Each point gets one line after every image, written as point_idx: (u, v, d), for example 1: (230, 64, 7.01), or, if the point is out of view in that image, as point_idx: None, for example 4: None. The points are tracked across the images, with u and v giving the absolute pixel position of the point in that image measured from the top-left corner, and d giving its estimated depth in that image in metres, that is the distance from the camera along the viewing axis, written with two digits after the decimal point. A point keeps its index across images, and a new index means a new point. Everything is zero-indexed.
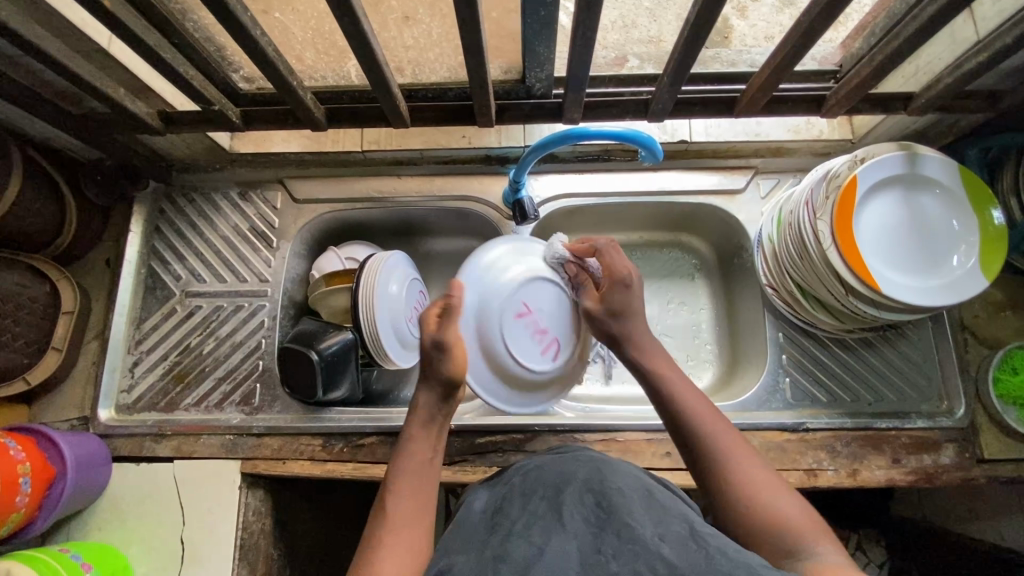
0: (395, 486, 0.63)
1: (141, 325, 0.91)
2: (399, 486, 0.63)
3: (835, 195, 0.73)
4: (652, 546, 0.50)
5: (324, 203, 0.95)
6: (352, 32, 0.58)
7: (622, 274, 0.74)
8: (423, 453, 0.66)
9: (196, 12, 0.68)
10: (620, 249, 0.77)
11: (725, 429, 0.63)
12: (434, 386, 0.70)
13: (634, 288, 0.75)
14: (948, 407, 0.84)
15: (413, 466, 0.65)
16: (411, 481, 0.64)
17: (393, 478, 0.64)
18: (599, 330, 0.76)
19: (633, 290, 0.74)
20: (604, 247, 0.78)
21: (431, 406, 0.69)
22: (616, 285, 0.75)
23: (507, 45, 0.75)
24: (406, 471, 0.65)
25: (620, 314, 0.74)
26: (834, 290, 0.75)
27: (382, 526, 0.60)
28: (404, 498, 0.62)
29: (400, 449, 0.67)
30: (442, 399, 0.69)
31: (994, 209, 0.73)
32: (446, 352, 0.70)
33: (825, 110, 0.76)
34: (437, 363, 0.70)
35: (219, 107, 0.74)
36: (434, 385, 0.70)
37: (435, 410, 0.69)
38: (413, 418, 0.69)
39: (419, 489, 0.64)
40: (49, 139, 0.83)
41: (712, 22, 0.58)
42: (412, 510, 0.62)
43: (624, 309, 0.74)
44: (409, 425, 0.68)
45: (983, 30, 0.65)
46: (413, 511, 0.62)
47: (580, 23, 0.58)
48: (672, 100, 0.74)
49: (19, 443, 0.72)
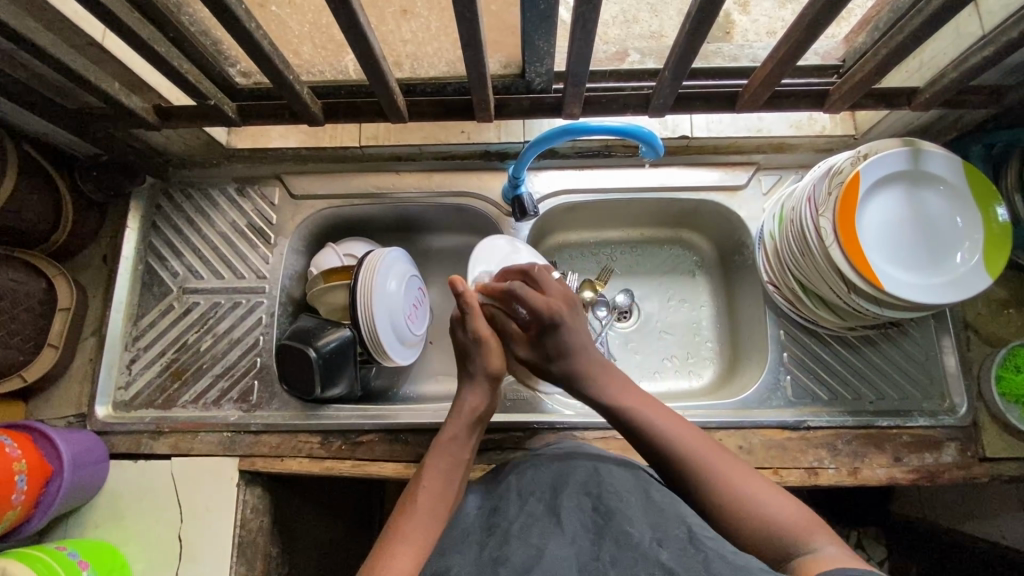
0: (428, 475, 0.64)
1: (138, 322, 0.91)
2: (431, 475, 0.64)
3: (837, 192, 0.72)
4: (650, 552, 0.49)
5: (322, 198, 0.94)
6: (348, 25, 0.57)
7: (547, 320, 0.71)
8: (460, 448, 0.67)
9: (190, 5, 0.67)
10: (545, 281, 0.75)
11: (696, 438, 0.62)
12: (482, 381, 0.71)
13: (563, 327, 0.71)
14: (950, 406, 0.83)
15: (448, 459, 0.66)
16: (440, 476, 0.64)
17: (426, 468, 0.65)
18: (546, 374, 0.74)
19: (563, 329, 0.71)
20: (520, 287, 0.73)
21: (476, 405, 0.71)
22: (547, 326, 0.71)
23: (506, 39, 0.73)
24: (441, 463, 0.65)
25: (560, 356, 0.71)
26: (836, 287, 0.75)
27: (408, 513, 0.60)
28: (436, 487, 0.63)
29: (436, 443, 0.67)
30: (485, 401, 0.71)
31: (998, 206, 0.73)
32: (488, 346, 0.72)
33: (828, 105, 0.75)
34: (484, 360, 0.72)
35: (215, 102, 0.73)
36: (481, 380, 0.71)
37: (480, 412, 0.70)
38: (456, 415, 0.70)
39: (449, 482, 0.64)
40: (44, 134, 0.82)
41: (713, 16, 0.57)
42: (439, 502, 0.62)
43: (561, 353, 0.71)
44: (451, 421, 0.69)
45: (989, 24, 0.64)
46: (440, 502, 0.62)
47: (580, 17, 0.57)
48: (673, 95, 0.73)
49: (15, 440, 0.71)
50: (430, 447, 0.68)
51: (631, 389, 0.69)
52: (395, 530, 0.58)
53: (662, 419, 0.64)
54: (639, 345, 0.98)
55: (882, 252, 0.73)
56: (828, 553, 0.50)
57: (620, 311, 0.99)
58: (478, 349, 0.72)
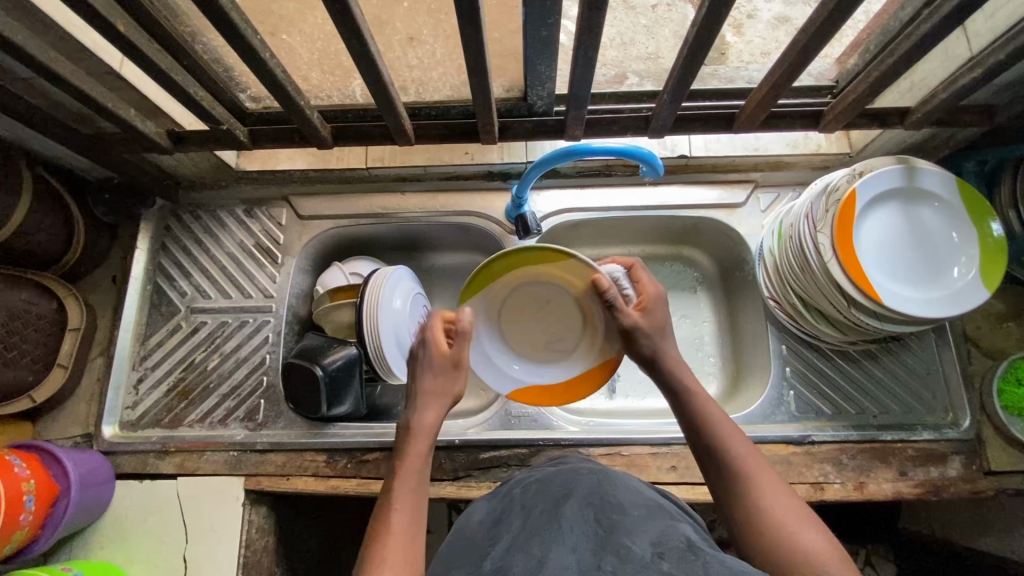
0: (398, 502, 0.62)
1: (146, 341, 0.91)
2: (400, 505, 0.62)
3: (834, 209, 0.74)
4: (650, 563, 0.49)
5: (329, 219, 0.95)
6: (359, 54, 0.60)
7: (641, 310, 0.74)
8: (422, 470, 0.65)
9: (206, 34, 0.70)
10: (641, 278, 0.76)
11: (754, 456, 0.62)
12: (442, 399, 0.71)
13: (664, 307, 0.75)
14: (953, 419, 0.84)
15: (413, 484, 0.64)
16: (410, 496, 0.63)
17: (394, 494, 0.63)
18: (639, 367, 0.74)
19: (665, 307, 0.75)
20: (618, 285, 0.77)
21: (432, 421, 0.70)
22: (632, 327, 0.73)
23: (509, 64, 0.79)
24: (407, 488, 0.63)
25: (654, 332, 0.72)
26: (836, 303, 0.76)
27: (382, 542, 0.58)
28: (407, 512, 0.61)
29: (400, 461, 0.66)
30: (442, 418, 0.71)
31: (992, 221, 0.74)
32: (461, 372, 0.74)
33: (823, 125, 0.78)
34: (450, 382, 0.73)
35: (227, 126, 0.75)
36: (442, 398, 0.71)
37: (435, 428, 0.69)
38: (415, 436, 0.68)
39: (417, 508, 0.62)
40: (58, 158, 0.84)
41: (710, 41, 0.59)
42: (411, 531, 0.60)
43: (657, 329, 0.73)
44: (409, 440, 0.67)
45: (976, 47, 0.67)
46: (414, 528, 0.60)
47: (582, 43, 0.59)
48: (672, 116, 0.75)
49: (24, 461, 0.72)
50: (392, 473, 0.65)
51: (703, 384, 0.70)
52: (372, 563, 0.56)
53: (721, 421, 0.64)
54: None
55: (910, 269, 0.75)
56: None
57: None
58: (456, 371, 0.73)
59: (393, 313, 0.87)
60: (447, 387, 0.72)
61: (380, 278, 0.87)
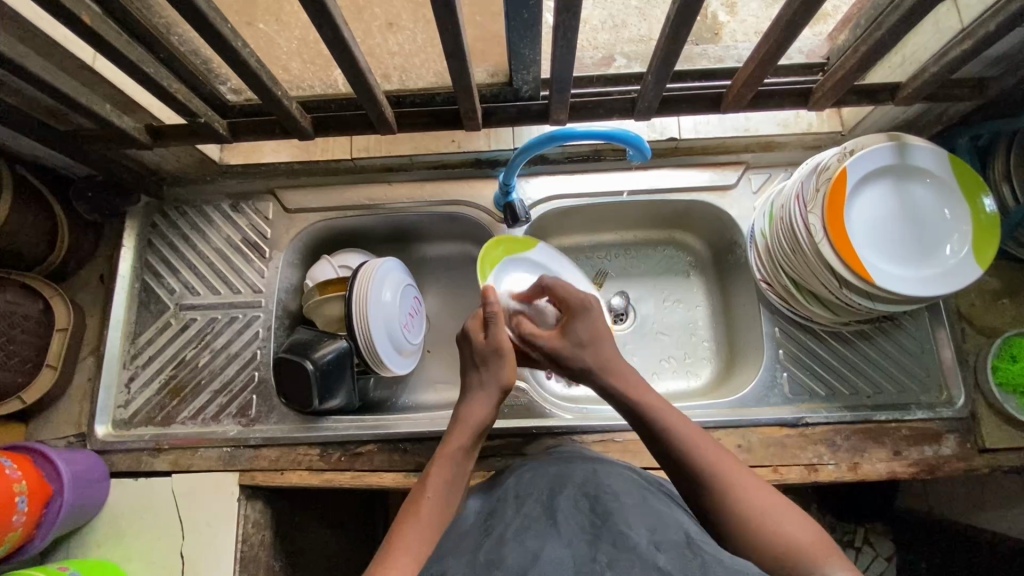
0: (428, 491, 0.62)
1: (136, 340, 0.91)
2: (434, 488, 0.62)
3: (826, 187, 0.73)
4: (647, 555, 0.49)
5: (316, 211, 0.94)
6: (333, 41, 0.58)
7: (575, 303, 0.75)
8: (461, 465, 0.65)
9: (181, 26, 0.68)
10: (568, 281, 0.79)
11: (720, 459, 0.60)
12: (491, 390, 0.70)
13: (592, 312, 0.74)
14: (948, 398, 0.83)
15: (448, 479, 0.63)
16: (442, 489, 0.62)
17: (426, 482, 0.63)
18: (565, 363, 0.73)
19: (588, 311, 0.74)
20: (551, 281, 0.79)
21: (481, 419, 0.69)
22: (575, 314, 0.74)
23: (493, 48, 0.77)
24: (442, 479, 0.63)
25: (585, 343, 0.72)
26: (828, 284, 0.75)
27: (403, 527, 0.58)
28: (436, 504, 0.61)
29: (441, 452, 0.66)
30: (491, 414, 0.69)
31: (985, 197, 0.73)
32: (507, 360, 0.72)
33: (813, 102, 0.76)
34: (499, 375, 0.71)
35: (205, 119, 0.74)
36: (491, 389, 0.70)
37: (483, 424, 0.68)
38: (458, 428, 0.68)
39: (452, 493, 0.63)
40: (38, 156, 0.83)
41: (692, 19, 0.58)
42: (442, 516, 0.60)
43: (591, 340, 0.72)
44: (455, 433, 0.67)
45: (967, 18, 0.65)
46: (442, 513, 0.61)
47: (561, 24, 0.58)
48: (658, 98, 0.73)
49: (15, 462, 0.72)
50: (432, 459, 0.66)
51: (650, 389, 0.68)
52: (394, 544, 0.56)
53: (686, 432, 0.63)
54: (636, 346, 0.98)
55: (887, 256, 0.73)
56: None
57: (615, 314, 0.99)
58: (496, 358, 0.71)
59: (386, 307, 0.87)
60: (494, 375, 0.71)
61: (372, 270, 0.86)
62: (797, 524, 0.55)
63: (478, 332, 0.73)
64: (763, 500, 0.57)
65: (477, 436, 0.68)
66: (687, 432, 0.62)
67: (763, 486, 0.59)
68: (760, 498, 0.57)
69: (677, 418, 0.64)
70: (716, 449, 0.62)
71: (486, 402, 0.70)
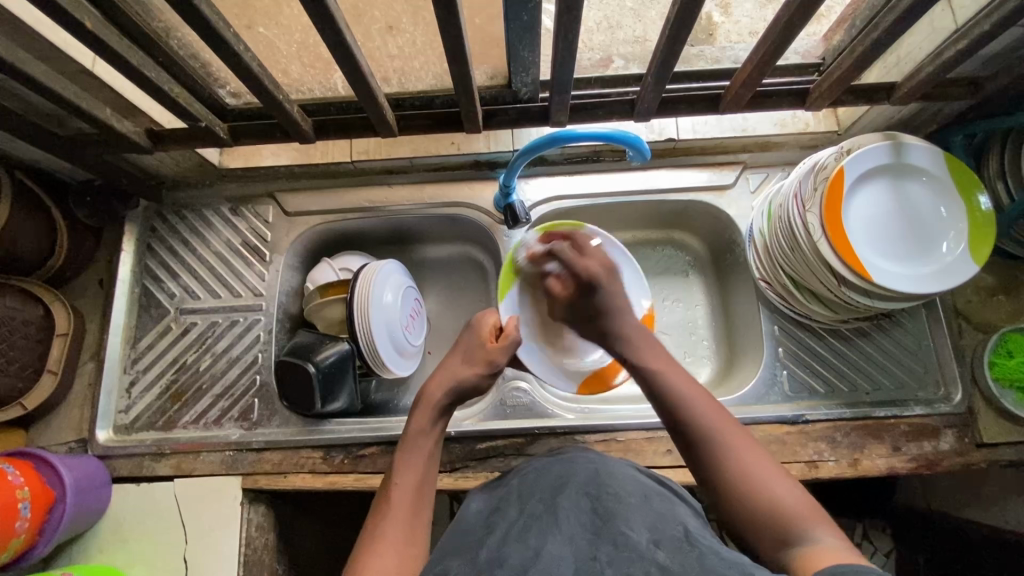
0: (398, 480, 0.64)
1: (136, 344, 0.91)
2: (401, 478, 0.64)
3: (823, 187, 0.73)
4: (646, 552, 0.49)
5: (316, 214, 0.95)
6: (335, 44, 0.59)
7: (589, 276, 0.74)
8: (424, 449, 0.67)
9: (180, 30, 0.68)
10: (584, 248, 0.77)
11: (720, 417, 0.63)
12: (448, 377, 0.71)
13: (603, 290, 0.74)
14: (946, 394, 0.84)
15: (414, 466, 0.65)
16: (410, 476, 0.64)
17: (394, 473, 0.65)
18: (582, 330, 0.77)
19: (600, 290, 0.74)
20: (565, 250, 0.78)
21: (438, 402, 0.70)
22: (586, 289, 0.75)
23: (491, 51, 0.76)
24: (411, 464, 0.65)
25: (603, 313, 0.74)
26: (826, 281, 0.76)
27: (379, 520, 0.60)
28: (409, 491, 0.63)
29: (403, 440, 0.67)
30: (449, 397, 0.71)
31: (980, 195, 0.74)
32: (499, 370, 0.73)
33: (810, 103, 0.77)
34: (455, 367, 0.72)
35: (206, 124, 0.75)
36: (448, 376, 0.71)
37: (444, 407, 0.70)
38: (417, 414, 0.69)
39: (420, 477, 0.64)
40: (37, 162, 0.83)
41: (692, 21, 0.58)
42: (414, 502, 0.62)
43: (601, 311, 0.74)
44: (414, 421, 0.69)
45: (961, 18, 0.66)
46: (417, 499, 0.63)
47: (562, 27, 0.58)
48: (656, 99, 0.74)
49: (17, 468, 0.72)
50: (396, 448, 0.67)
51: (663, 354, 0.71)
52: (372, 538, 0.58)
53: (692, 392, 0.65)
54: None
55: (873, 244, 0.74)
56: (826, 547, 0.51)
57: None
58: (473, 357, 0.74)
59: (387, 307, 0.87)
60: (455, 370, 0.72)
61: (374, 269, 0.87)
62: (790, 488, 0.56)
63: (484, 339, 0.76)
64: (758, 462, 0.59)
65: (439, 419, 0.70)
66: (692, 391, 0.65)
67: (761, 451, 0.61)
68: (755, 461, 0.59)
69: (681, 378, 0.66)
70: (717, 410, 0.64)
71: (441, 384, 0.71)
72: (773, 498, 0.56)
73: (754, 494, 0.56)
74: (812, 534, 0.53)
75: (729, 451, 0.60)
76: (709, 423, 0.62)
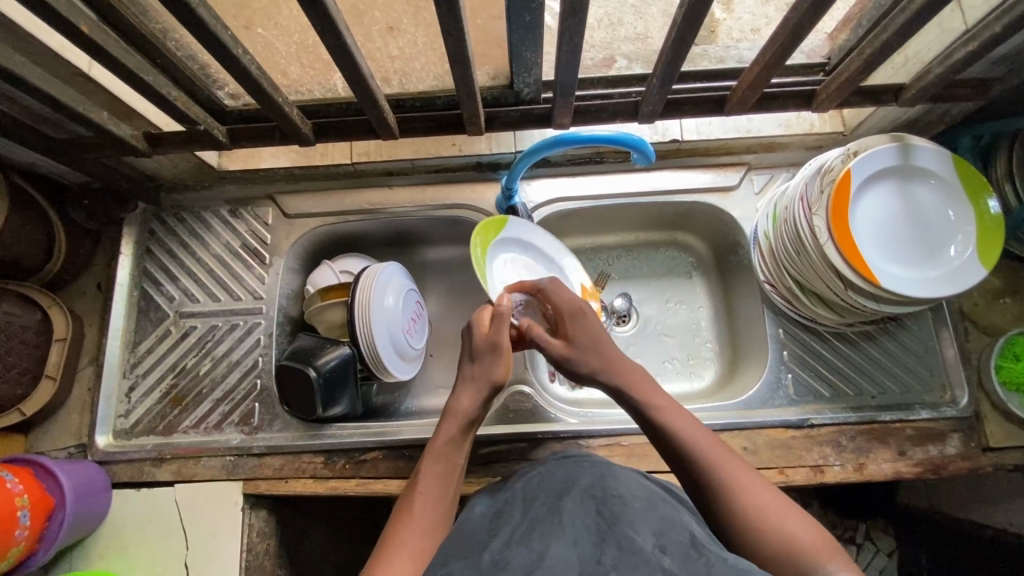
0: (420, 486, 0.62)
1: (136, 348, 0.90)
2: (425, 484, 0.62)
3: (829, 190, 0.73)
4: (652, 557, 0.49)
5: (316, 216, 0.94)
6: (336, 47, 0.58)
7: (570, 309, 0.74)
8: (450, 458, 0.65)
9: (177, 31, 0.67)
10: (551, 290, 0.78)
11: (716, 449, 0.60)
12: (480, 384, 0.69)
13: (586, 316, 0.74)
14: (951, 398, 0.83)
15: (439, 476, 0.63)
16: (433, 484, 0.62)
17: (417, 480, 0.63)
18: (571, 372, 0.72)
19: (584, 319, 0.73)
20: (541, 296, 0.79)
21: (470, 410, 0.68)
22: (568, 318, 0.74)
23: (493, 51, 0.75)
24: (434, 472, 0.63)
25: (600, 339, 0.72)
26: (832, 285, 0.75)
27: (397, 527, 0.59)
28: (431, 500, 0.61)
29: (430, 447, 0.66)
30: (480, 406, 0.68)
31: (989, 198, 0.73)
32: (500, 357, 0.71)
33: (816, 105, 0.76)
34: (489, 368, 0.70)
35: (204, 126, 0.73)
36: (480, 383, 0.69)
37: (473, 416, 0.68)
38: (447, 422, 0.67)
39: (446, 486, 0.63)
40: (34, 164, 0.82)
41: (699, 23, 0.57)
42: (435, 511, 0.61)
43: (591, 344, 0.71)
44: (442, 428, 0.67)
45: (971, 19, 0.65)
46: (438, 508, 0.61)
47: (567, 28, 0.57)
48: (662, 101, 0.73)
49: (16, 475, 0.71)
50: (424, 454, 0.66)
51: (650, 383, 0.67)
52: (389, 545, 0.57)
53: (686, 426, 0.62)
54: (640, 349, 0.98)
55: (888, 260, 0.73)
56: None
57: (618, 316, 0.99)
58: (493, 356, 0.71)
59: (389, 311, 0.86)
60: (487, 371, 0.70)
61: (376, 270, 0.86)
62: (801, 520, 0.54)
63: (479, 328, 0.73)
64: (757, 495, 0.56)
65: (468, 428, 0.67)
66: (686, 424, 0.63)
67: (762, 482, 0.58)
68: (755, 494, 0.56)
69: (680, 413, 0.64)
70: (712, 442, 0.61)
71: (472, 390, 0.69)
72: (784, 530, 0.53)
73: (765, 528, 0.54)
74: (825, 566, 0.49)
75: (730, 486, 0.57)
76: (712, 457, 0.59)
